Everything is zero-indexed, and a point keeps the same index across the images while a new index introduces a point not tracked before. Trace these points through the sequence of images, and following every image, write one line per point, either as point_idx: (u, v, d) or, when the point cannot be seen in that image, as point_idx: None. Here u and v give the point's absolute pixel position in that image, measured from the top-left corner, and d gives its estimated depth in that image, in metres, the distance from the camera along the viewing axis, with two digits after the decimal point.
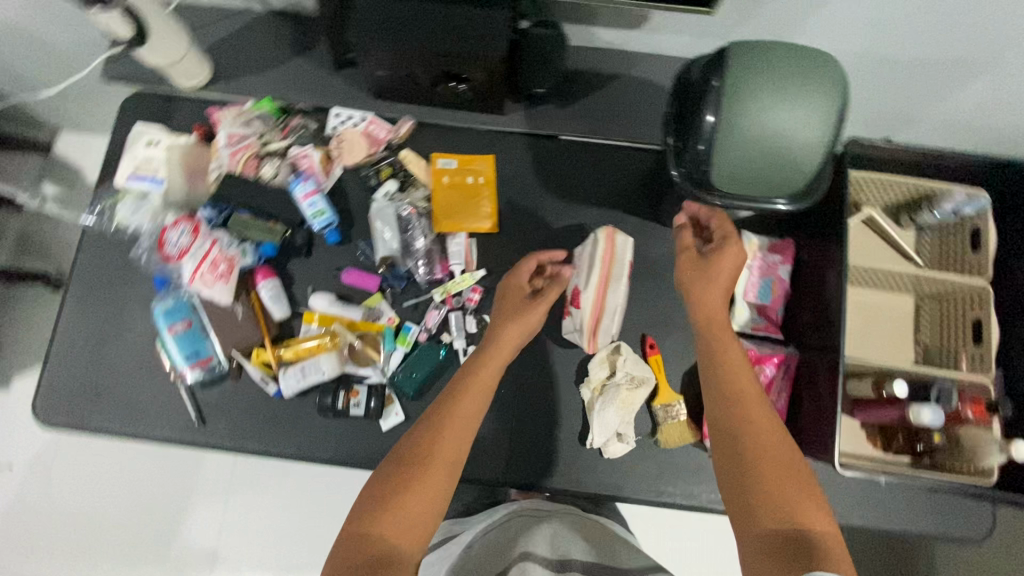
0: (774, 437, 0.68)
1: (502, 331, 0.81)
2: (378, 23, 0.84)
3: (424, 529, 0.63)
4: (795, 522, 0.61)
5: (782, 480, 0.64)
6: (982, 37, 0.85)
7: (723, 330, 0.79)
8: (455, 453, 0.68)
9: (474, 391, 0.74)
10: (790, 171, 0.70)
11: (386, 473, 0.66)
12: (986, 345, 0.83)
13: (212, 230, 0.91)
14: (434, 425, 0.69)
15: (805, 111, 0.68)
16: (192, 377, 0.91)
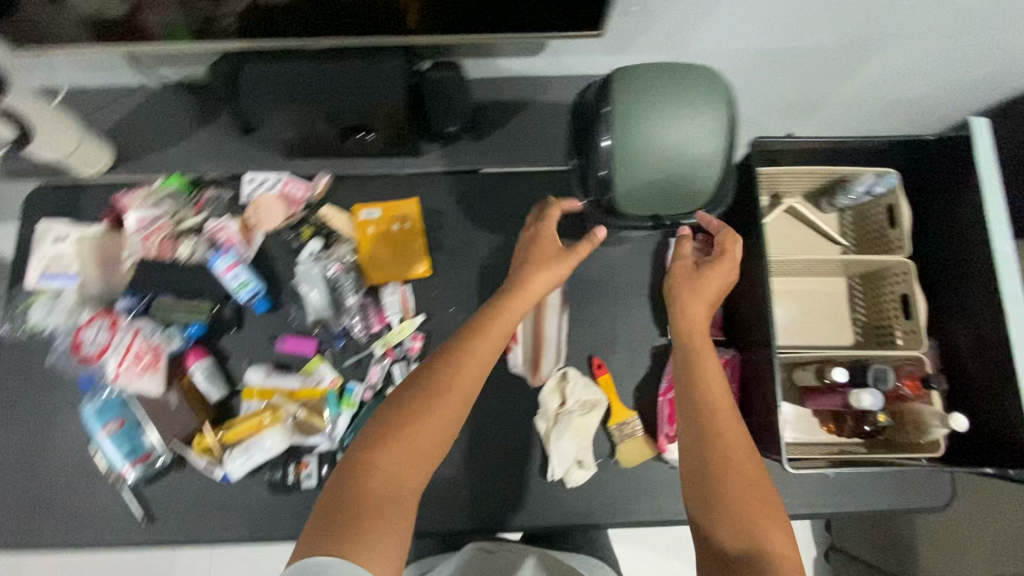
0: (743, 456, 0.70)
1: (531, 275, 0.82)
2: (274, 91, 0.82)
3: (425, 471, 0.67)
4: (755, 546, 0.63)
5: (749, 503, 0.66)
6: (866, 17, 0.86)
7: (702, 340, 0.80)
8: (464, 397, 0.71)
9: (493, 333, 0.76)
10: (694, 180, 0.73)
11: (403, 401, 0.69)
12: (915, 321, 0.85)
13: (133, 320, 0.88)
14: (453, 361, 0.72)
15: (689, 121, 0.70)
16: (135, 474, 0.87)
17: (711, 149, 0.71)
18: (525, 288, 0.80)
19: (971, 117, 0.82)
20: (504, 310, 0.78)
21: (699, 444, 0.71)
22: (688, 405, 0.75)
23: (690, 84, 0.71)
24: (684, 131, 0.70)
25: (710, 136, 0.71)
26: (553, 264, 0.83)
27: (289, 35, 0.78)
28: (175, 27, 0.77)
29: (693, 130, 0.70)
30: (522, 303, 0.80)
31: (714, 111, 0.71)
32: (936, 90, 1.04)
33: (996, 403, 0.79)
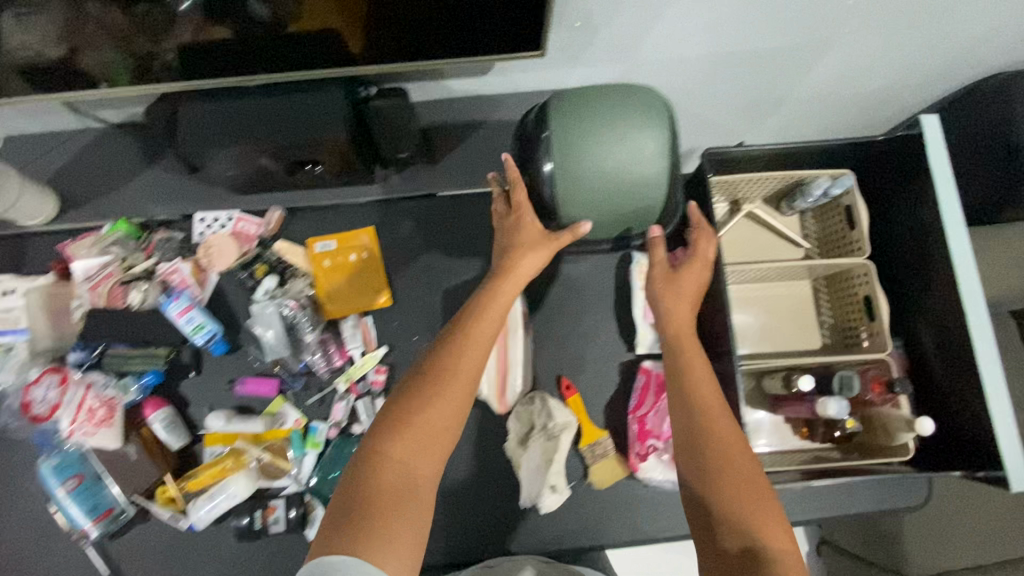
0: (738, 448, 0.69)
1: (522, 255, 0.78)
2: (213, 131, 0.80)
3: (438, 460, 0.64)
4: (754, 540, 0.61)
5: (747, 496, 0.65)
6: (812, 19, 0.85)
7: (689, 340, 0.79)
8: (470, 382, 0.69)
9: (492, 318, 0.74)
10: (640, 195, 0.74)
11: (413, 387, 0.68)
12: (878, 323, 0.84)
13: (85, 374, 0.86)
14: (456, 348, 0.70)
15: (617, 141, 0.71)
16: (99, 530, 0.84)
17: (646, 158, 0.71)
18: (514, 269, 0.77)
19: (920, 115, 0.81)
20: (500, 292, 0.76)
21: (695, 435, 0.71)
22: (680, 397, 0.74)
23: (606, 105, 0.72)
24: (614, 153, 0.71)
25: (641, 147, 0.71)
26: (539, 247, 0.78)
27: (228, 73, 0.78)
28: (115, 71, 0.76)
29: (624, 147, 0.71)
30: (515, 283, 0.77)
31: (638, 122, 0.71)
32: (894, 83, 1.02)
33: (962, 402, 0.79)
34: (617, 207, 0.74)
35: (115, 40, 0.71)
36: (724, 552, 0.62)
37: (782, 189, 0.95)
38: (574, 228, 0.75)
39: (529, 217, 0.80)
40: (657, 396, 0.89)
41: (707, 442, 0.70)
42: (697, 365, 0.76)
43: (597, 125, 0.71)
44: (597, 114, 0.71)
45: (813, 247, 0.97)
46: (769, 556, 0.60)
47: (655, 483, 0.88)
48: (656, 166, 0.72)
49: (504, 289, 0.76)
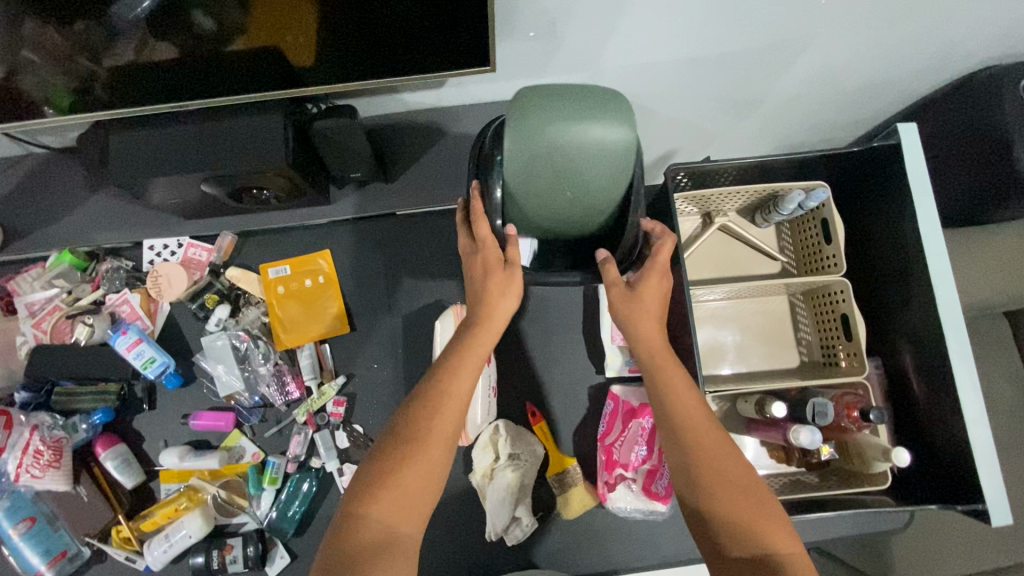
0: (730, 454, 0.63)
1: (496, 299, 0.67)
2: (151, 160, 0.76)
3: (420, 516, 0.57)
4: (761, 549, 0.58)
5: (748, 509, 0.60)
6: (789, 24, 0.78)
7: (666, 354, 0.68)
8: (450, 433, 0.60)
9: (469, 359, 0.64)
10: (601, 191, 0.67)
11: (384, 449, 0.59)
12: (856, 344, 0.80)
13: (31, 416, 0.83)
14: (430, 399, 0.61)
15: (565, 155, 0.63)
16: (53, 573, 0.81)
17: (603, 159, 0.64)
18: (490, 315, 0.67)
19: (898, 124, 0.77)
20: (475, 338, 0.65)
21: (685, 460, 0.63)
22: (665, 421, 0.64)
23: (537, 111, 0.61)
24: (568, 170, 0.64)
25: (593, 150, 0.63)
26: (513, 288, 0.68)
27: (167, 98, 0.72)
28: (55, 94, 0.70)
29: (575, 160, 0.63)
30: (493, 331, 0.67)
31: (578, 120, 0.61)
32: (881, 86, 0.96)
33: (941, 426, 0.75)
34: (591, 208, 0.69)
35: (51, 60, 0.64)
36: (732, 563, 0.59)
37: (756, 201, 0.90)
38: (511, 238, 0.68)
39: (495, 253, 0.69)
40: (626, 421, 0.83)
41: (698, 460, 0.62)
42: (679, 378, 0.66)
43: (537, 143, 0.62)
44: (530, 128, 0.61)
45: (789, 260, 0.93)
46: (778, 564, 0.57)
47: (622, 512, 0.82)
48: (616, 164, 0.64)
49: (476, 329, 0.66)
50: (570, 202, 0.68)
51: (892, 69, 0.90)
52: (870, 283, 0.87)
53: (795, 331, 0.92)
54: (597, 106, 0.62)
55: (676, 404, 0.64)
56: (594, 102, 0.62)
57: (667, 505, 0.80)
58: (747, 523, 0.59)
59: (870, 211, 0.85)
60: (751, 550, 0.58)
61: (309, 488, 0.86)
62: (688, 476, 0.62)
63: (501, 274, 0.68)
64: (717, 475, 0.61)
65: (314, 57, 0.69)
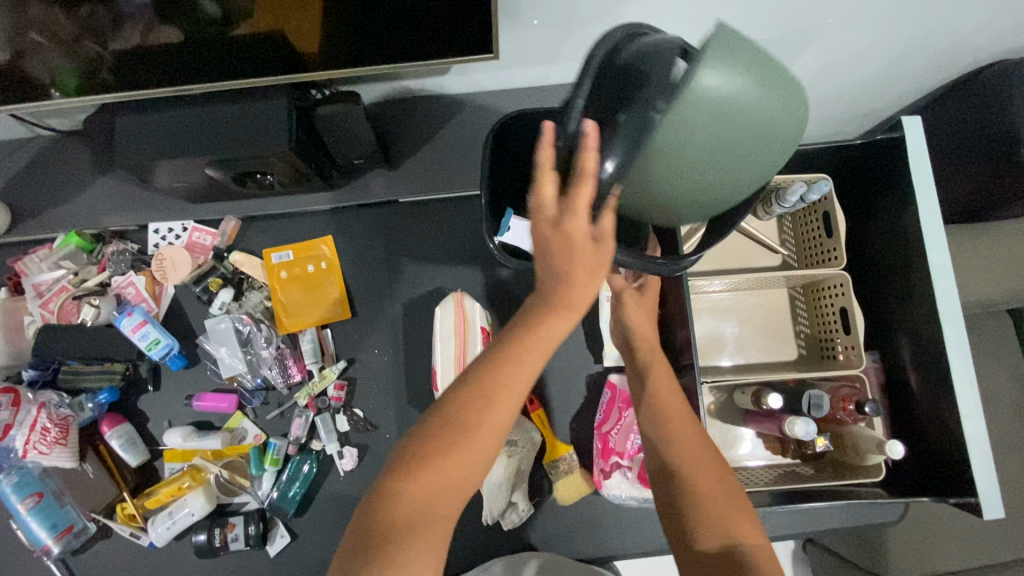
0: (707, 447, 0.63)
1: (581, 283, 0.54)
2: (156, 144, 0.77)
3: (459, 500, 0.52)
4: (732, 542, 0.57)
5: (721, 498, 0.59)
6: (791, 17, 0.78)
7: (656, 355, 0.73)
8: (506, 420, 0.53)
9: (536, 343, 0.54)
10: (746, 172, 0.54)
11: (434, 424, 0.52)
12: (854, 337, 0.80)
13: (38, 395, 0.84)
14: (489, 380, 0.53)
15: (739, 122, 0.49)
16: (60, 547, 0.82)
17: (766, 138, 0.52)
18: (572, 306, 0.54)
19: (903, 117, 0.77)
20: (545, 326, 0.54)
21: (664, 451, 0.63)
22: (648, 414, 0.66)
23: (725, 52, 0.48)
24: (732, 138, 0.50)
25: (766, 121, 0.51)
26: (603, 273, 0.54)
27: (169, 82, 0.72)
28: (62, 76, 0.70)
29: (751, 130, 0.51)
30: (568, 323, 0.55)
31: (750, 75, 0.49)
32: (884, 81, 0.96)
33: (937, 419, 0.76)
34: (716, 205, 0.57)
35: (57, 43, 0.65)
36: (700, 555, 0.57)
37: (757, 195, 0.90)
38: (609, 204, 0.54)
39: (586, 228, 0.53)
40: (622, 410, 0.83)
41: (678, 454, 0.62)
42: (665, 380, 0.69)
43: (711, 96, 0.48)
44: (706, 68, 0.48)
45: (790, 253, 0.93)
46: (745, 556, 0.56)
47: (618, 499, 0.83)
48: (763, 154, 0.53)
49: (548, 317, 0.54)
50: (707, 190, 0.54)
51: (900, 62, 0.90)
52: (867, 276, 0.88)
53: (794, 324, 0.92)
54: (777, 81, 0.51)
55: (657, 398, 0.67)
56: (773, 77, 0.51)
57: None
58: (719, 517, 0.58)
59: (872, 206, 0.85)
60: (722, 541, 0.57)
61: (309, 470, 0.87)
62: (660, 469, 0.63)
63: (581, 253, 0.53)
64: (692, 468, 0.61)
65: (318, 39, 0.69)
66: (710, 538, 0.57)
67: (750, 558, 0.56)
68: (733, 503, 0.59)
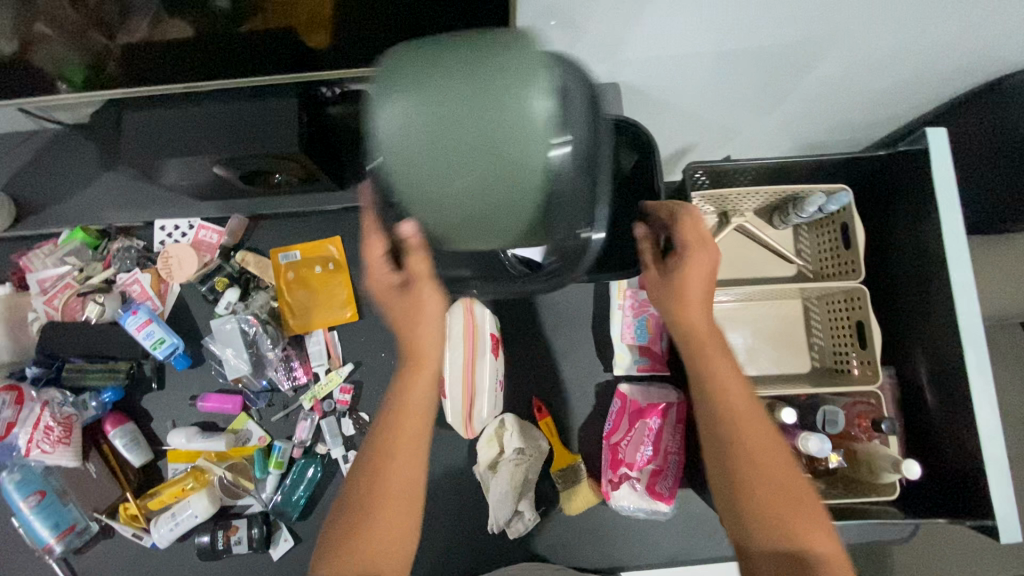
0: (773, 450, 0.59)
1: (412, 334, 0.60)
2: (163, 142, 0.75)
3: (401, 560, 0.57)
4: (800, 545, 0.56)
5: (782, 507, 0.57)
6: (813, 21, 0.76)
7: (712, 344, 0.63)
8: (409, 479, 0.58)
9: (412, 407, 0.60)
10: (522, 198, 0.39)
11: (352, 500, 0.58)
12: (870, 352, 0.79)
13: (42, 392, 0.83)
14: (385, 450, 0.58)
15: (465, 140, 0.37)
16: (62, 546, 0.82)
17: (479, 147, 0.38)
18: (420, 361, 0.61)
19: (926, 128, 0.75)
20: (416, 389, 0.60)
21: (728, 454, 0.60)
22: (709, 413, 0.61)
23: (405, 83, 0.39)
24: (472, 148, 0.38)
25: (484, 121, 0.37)
26: (421, 325, 0.59)
27: (177, 79, 0.71)
28: (68, 69, 0.69)
29: (509, 141, 0.37)
30: (430, 377, 0.61)
31: (491, 84, 0.37)
32: (904, 87, 0.93)
33: (953, 439, 0.75)
34: (493, 235, 0.41)
35: (65, 34, 0.65)
36: (763, 552, 0.57)
37: (773, 204, 0.89)
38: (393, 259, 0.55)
39: (387, 280, 0.58)
40: (633, 419, 0.81)
41: (744, 458, 0.59)
42: (724, 373, 0.62)
43: (425, 98, 0.38)
44: (418, 65, 0.39)
45: (806, 264, 0.91)
46: (813, 560, 0.55)
47: (626, 511, 0.82)
48: (487, 171, 0.38)
49: (410, 378, 0.61)
50: (464, 201, 0.39)
51: (921, 71, 0.88)
52: (885, 289, 0.86)
53: (808, 336, 0.91)
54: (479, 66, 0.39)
55: (723, 404, 0.61)
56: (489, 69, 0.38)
57: (669, 505, 0.81)
58: (786, 519, 0.57)
59: (892, 218, 0.83)
60: (789, 542, 0.56)
61: (314, 474, 0.86)
62: (727, 477, 0.59)
63: (400, 303, 0.58)
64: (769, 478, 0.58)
65: (327, 36, 0.67)
66: (773, 538, 0.56)
67: (817, 561, 0.55)
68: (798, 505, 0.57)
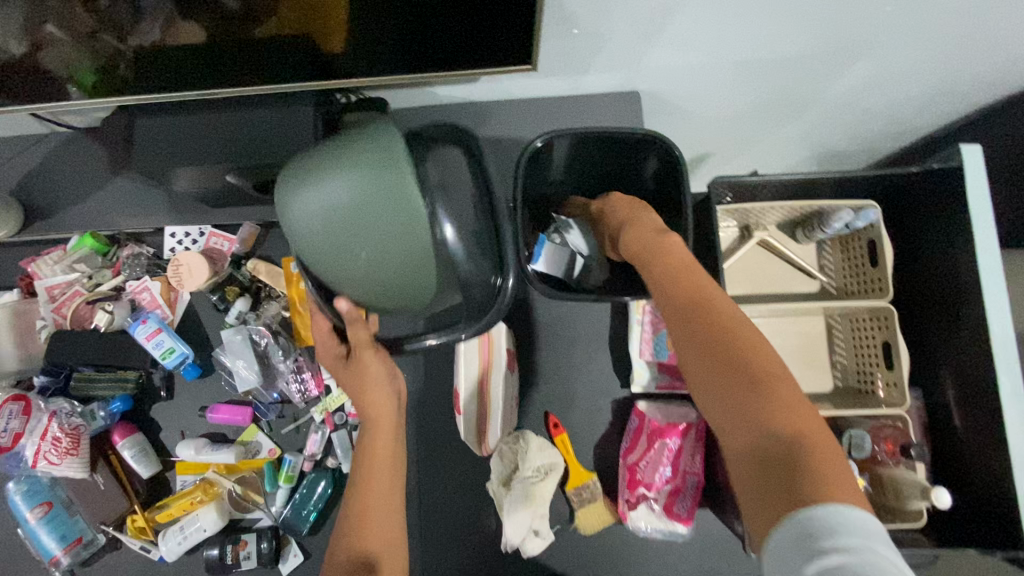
0: (737, 326, 0.51)
1: (364, 392, 0.68)
2: (178, 151, 0.74)
3: None
4: (772, 433, 0.45)
5: (747, 383, 0.48)
6: (846, 31, 0.74)
7: (660, 246, 0.60)
8: (391, 516, 0.63)
9: (381, 452, 0.66)
10: (401, 262, 0.52)
11: (340, 543, 0.61)
12: (897, 374, 0.77)
13: (50, 402, 0.82)
14: (364, 491, 0.63)
15: (340, 228, 0.50)
16: (68, 558, 0.81)
17: (359, 232, 0.50)
18: (375, 414, 0.68)
19: (961, 145, 0.73)
20: (382, 438, 0.67)
21: (685, 336, 0.53)
22: (663, 303, 0.56)
23: (293, 194, 0.52)
24: (350, 235, 0.51)
25: (348, 212, 0.50)
26: (370, 381, 0.67)
27: (194, 87, 0.70)
28: (79, 72, 0.67)
29: (361, 219, 0.50)
30: (389, 427, 0.68)
31: (337, 180, 0.50)
32: (931, 97, 0.91)
33: (983, 463, 0.73)
34: (411, 290, 0.54)
35: (75, 40, 0.62)
36: (736, 449, 0.47)
37: (797, 218, 0.87)
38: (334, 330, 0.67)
39: (336, 350, 0.69)
40: (652, 440, 0.80)
41: (700, 340, 0.51)
42: (677, 264, 0.58)
43: (332, 192, 0.50)
44: (318, 174, 0.51)
45: (829, 279, 0.89)
46: (792, 448, 0.44)
47: (642, 531, 0.81)
48: (363, 249, 0.51)
49: (373, 430, 0.68)
50: (368, 274, 0.52)
51: (949, 79, 0.86)
52: (910, 307, 0.84)
53: (831, 353, 0.87)
54: (345, 161, 0.51)
55: (673, 292, 0.56)
56: (345, 164, 0.50)
57: (687, 526, 0.81)
58: (751, 403, 0.47)
59: (918, 235, 0.82)
60: (761, 430, 0.46)
61: (324, 490, 0.84)
62: (690, 360, 0.52)
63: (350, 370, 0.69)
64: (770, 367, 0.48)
65: (345, 40, 0.65)
66: (744, 429, 0.47)
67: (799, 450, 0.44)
68: (766, 381, 0.47)
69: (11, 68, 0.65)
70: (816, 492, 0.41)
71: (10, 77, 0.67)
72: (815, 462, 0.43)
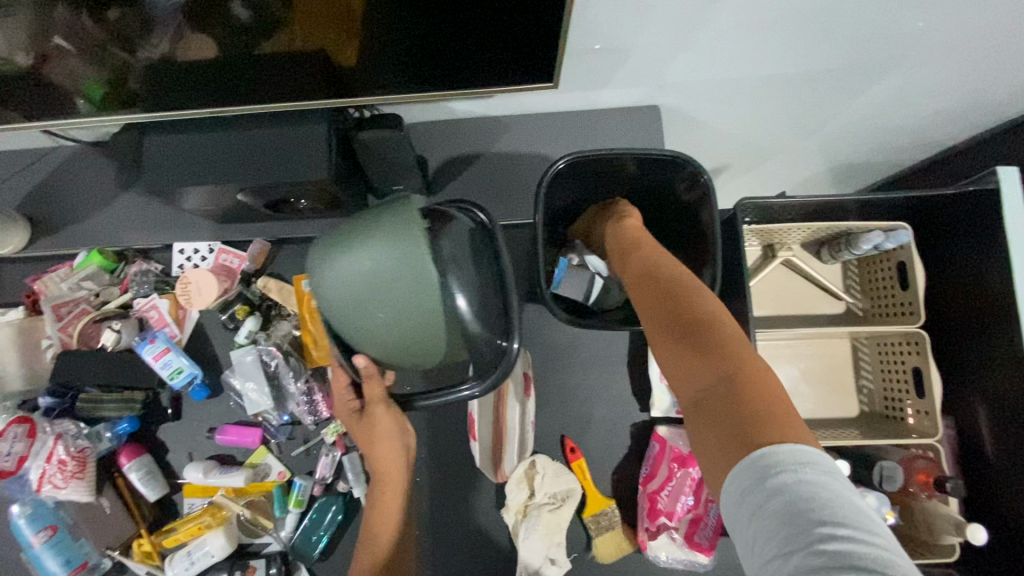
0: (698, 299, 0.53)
1: (373, 449, 0.69)
2: (186, 167, 0.71)
3: None
4: (716, 379, 0.44)
5: (699, 341, 0.48)
6: (877, 46, 0.71)
7: (642, 250, 0.64)
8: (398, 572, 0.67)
9: (388, 513, 0.69)
10: (415, 329, 0.53)
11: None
12: (930, 403, 0.74)
13: (54, 424, 0.79)
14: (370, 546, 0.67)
15: (360, 294, 0.53)
16: None
17: (375, 297, 0.52)
18: (384, 472, 0.70)
19: (998, 166, 0.70)
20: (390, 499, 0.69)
21: (652, 316, 0.55)
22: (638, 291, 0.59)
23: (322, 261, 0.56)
24: (367, 299, 0.53)
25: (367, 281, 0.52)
26: (381, 438, 0.69)
27: (202, 102, 0.68)
28: (87, 85, 0.66)
29: (379, 289, 0.52)
30: (398, 487, 0.70)
31: (360, 250, 0.53)
32: (959, 111, 0.89)
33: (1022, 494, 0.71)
34: (423, 354, 0.55)
35: (84, 54, 0.61)
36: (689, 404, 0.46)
37: (822, 238, 0.84)
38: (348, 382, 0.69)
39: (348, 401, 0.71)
40: (673, 468, 0.78)
41: (664, 316, 0.53)
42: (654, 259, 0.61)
43: (355, 262, 0.53)
44: (343, 248, 0.54)
45: (855, 301, 0.86)
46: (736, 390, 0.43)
47: (662, 561, 0.80)
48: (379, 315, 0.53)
49: (381, 489, 0.70)
50: (384, 338, 0.54)
51: (979, 94, 0.84)
52: (938, 330, 0.82)
53: (856, 378, 0.85)
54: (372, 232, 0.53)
55: (648, 280, 0.59)
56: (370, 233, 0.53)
57: (708, 556, 0.79)
58: (698, 359, 0.46)
59: (949, 256, 0.79)
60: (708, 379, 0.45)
61: (335, 516, 0.82)
62: (657, 333, 0.53)
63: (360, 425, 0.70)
64: (717, 325, 0.48)
65: (358, 51, 0.62)
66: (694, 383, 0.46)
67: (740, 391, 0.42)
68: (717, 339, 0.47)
69: (17, 82, 0.63)
70: (766, 436, 0.39)
71: (18, 91, 0.65)
72: (760, 406, 0.41)
